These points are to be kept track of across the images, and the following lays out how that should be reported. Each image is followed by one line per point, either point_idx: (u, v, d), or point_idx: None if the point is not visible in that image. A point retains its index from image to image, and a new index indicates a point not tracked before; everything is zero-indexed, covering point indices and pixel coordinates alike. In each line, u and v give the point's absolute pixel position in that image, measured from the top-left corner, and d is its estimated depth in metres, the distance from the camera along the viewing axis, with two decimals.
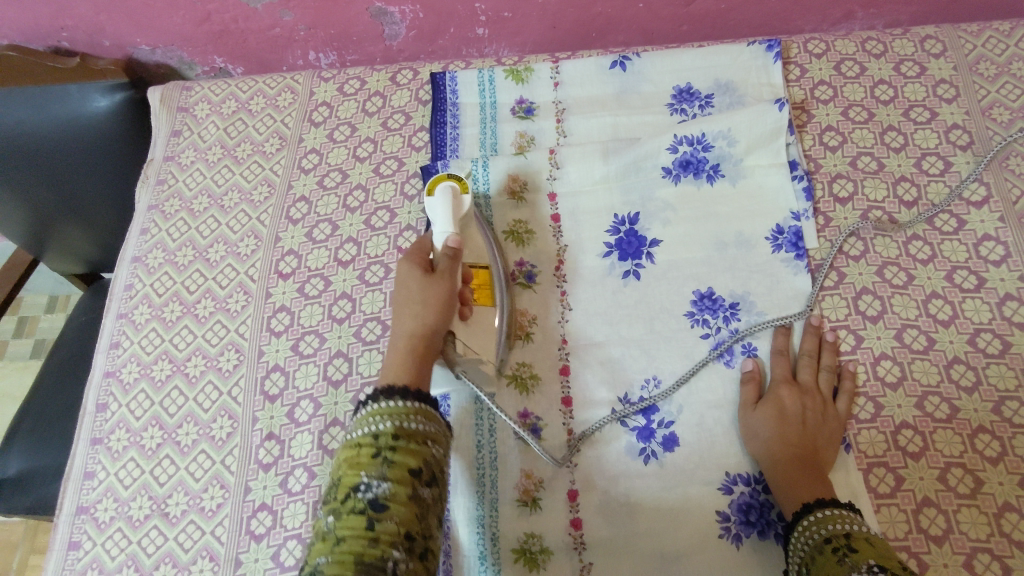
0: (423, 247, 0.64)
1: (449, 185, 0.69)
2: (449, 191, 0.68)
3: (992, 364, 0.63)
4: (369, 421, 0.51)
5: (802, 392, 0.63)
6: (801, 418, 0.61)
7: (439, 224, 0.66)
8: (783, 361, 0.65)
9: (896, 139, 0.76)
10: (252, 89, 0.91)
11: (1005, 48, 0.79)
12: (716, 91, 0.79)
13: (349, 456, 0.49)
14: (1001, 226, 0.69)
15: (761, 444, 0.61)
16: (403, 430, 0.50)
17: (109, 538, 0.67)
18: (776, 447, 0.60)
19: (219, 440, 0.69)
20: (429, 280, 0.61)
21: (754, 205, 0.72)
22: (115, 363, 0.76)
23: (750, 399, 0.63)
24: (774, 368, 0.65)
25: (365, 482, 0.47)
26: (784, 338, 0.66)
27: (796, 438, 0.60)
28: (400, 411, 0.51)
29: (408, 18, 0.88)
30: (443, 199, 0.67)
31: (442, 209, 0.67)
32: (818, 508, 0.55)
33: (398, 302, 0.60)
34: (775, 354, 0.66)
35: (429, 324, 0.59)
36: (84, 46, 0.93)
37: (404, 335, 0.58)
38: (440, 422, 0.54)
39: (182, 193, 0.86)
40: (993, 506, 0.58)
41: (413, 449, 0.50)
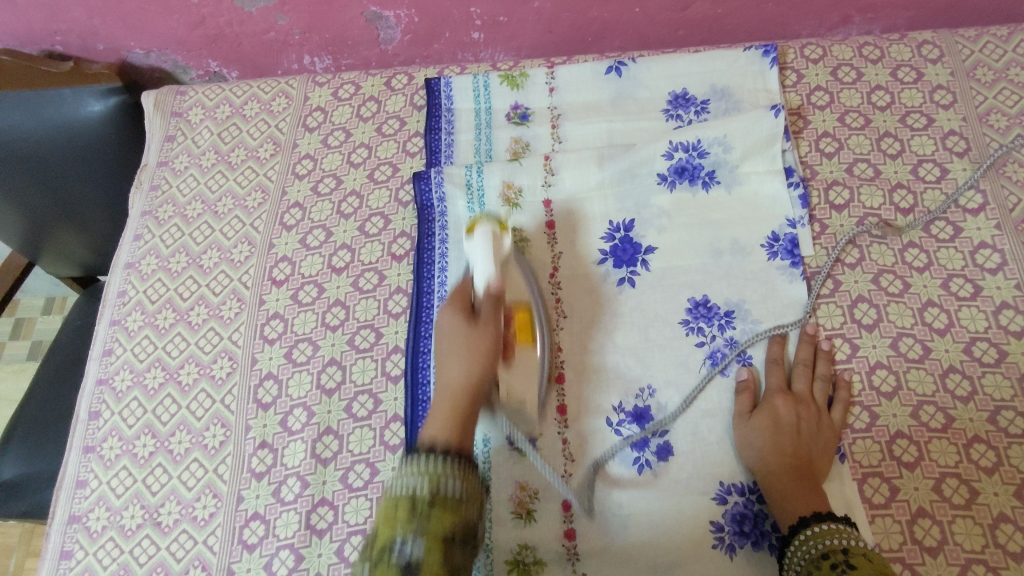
0: (465, 294, 0.65)
1: (488, 225, 0.64)
2: (489, 234, 0.63)
3: (988, 374, 0.63)
4: (408, 477, 0.50)
5: (799, 402, 0.63)
6: (797, 428, 0.61)
7: (479, 266, 0.63)
8: (777, 371, 0.65)
9: (892, 145, 0.75)
10: (247, 94, 0.91)
11: (1002, 53, 0.78)
12: (712, 97, 0.79)
13: (386, 513, 0.48)
14: (997, 234, 0.69)
15: (756, 454, 0.60)
16: (441, 491, 0.49)
17: (102, 548, 0.66)
18: (771, 459, 0.59)
19: (212, 449, 0.69)
20: (474, 328, 0.62)
21: (749, 212, 0.72)
22: (108, 371, 0.76)
23: (745, 408, 0.63)
24: (770, 377, 0.65)
25: (400, 541, 0.46)
26: (779, 346, 0.66)
27: (791, 448, 0.60)
28: (439, 469, 0.50)
29: (402, 23, 0.87)
30: (483, 242, 0.63)
31: (482, 255, 0.62)
32: (816, 522, 0.54)
33: (444, 354, 0.62)
34: (771, 362, 0.65)
35: (472, 375, 0.59)
36: (78, 50, 0.93)
37: (449, 387, 0.59)
38: (477, 480, 0.52)
39: (175, 199, 0.85)
40: (988, 517, 0.57)
41: (450, 511, 0.48)
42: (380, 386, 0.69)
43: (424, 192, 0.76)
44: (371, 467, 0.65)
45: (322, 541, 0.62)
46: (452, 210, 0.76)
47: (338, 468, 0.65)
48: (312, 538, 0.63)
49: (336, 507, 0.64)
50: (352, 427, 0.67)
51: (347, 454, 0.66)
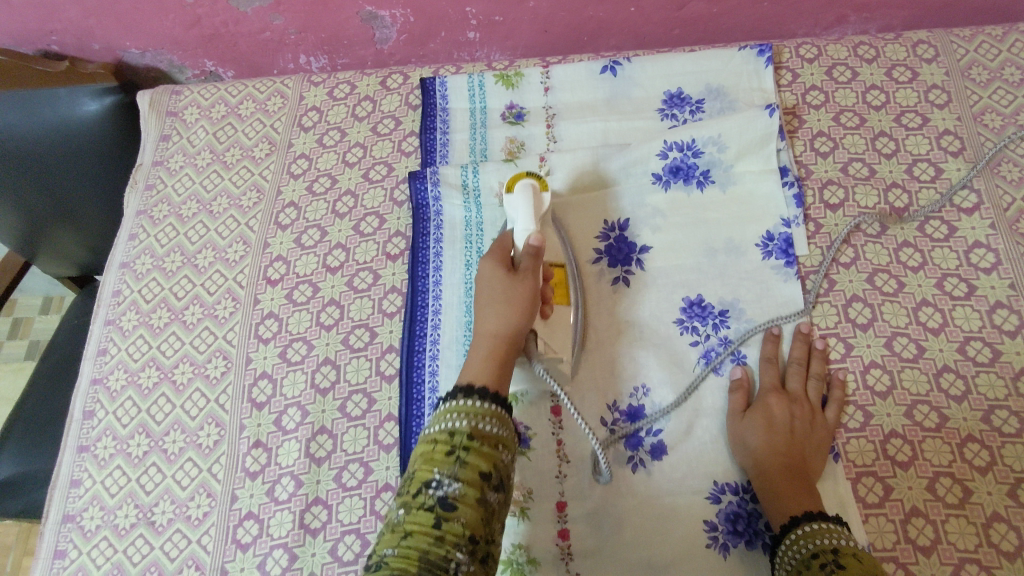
0: (504, 247, 0.63)
1: (529, 181, 0.67)
2: (529, 189, 0.66)
3: (982, 373, 0.63)
4: (446, 418, 0.51)
5: (792, 401, 0.63)
6: (790, 426, 0.61)
7: (520, 222, 0.64)
8: (770, 370, 0.65)
9: (887, 144, 0.75)
10: (242, 93, 0.91)
11: (997, 53, 0.78)
12: (707, 97, 0.79)
13: (425, 451, 0.49)
14: (992, 233, 0.69)
15: (749, 453, 0.60)
16: (478, 432, 0.50)
17: (95, 547, 0.66)
18: (763, 458, 0.59)
19: (207, 448, 0.69)
20: (513, 279, 0.60)
21: (745, 211, 0.72)
22: (102, 370, 0.76)
23: (738, 406, 0.63)
24: (763, 377, 0.65)
25: (437, 480, 0.47)
26: (773, 345, 0.66)
27: (785, 446, 0.60)
28: (478, 412, 0.51)
29: (398, 22, 0.87)
30: (523, 195, 0.65)
31: (522, 204, 0.65)
32: (807, 522, 0.54)
33: (483, 300, 0.60)
34: (765, 362, 0.65)
35: (510, 323, 0.58)
36: (74, 49, 0.93)
37: (487, 333, 0.58)
38: (513, 425, 0.53)
39: (170, 198, 0.85)
40: (982, 516, 0.57)
41: (486, 452, 0.49)
42: (374, 385, 0.69)
43: (419, 192, 0.76)
44: (365, 466, 0.65)
45: (316, 540, 0.62)
46: (447, 210, 0.76)
47: (332, 467, 0.65)
48: (306, 537, 0.63)
49: (330, 506, 0.64)
50: (347, 427, 0.67)
51: (341, 453, 0.66)
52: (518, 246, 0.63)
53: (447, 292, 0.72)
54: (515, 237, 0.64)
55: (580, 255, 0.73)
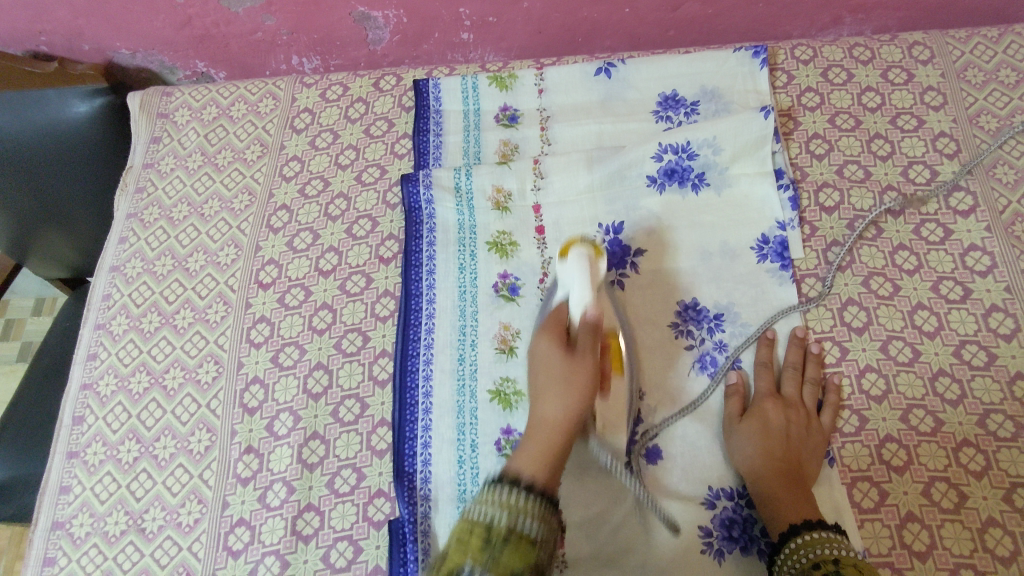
0: (561, 319, 0.60)
1: (581, 250, 0.61)
2: (584, 256, 0.60)
3: (978, 377, 0.63)
4: (487, 505, 0.47)
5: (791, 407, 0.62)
6: (789, 434, 0.60)
7: (575, 293, 0.59)
8: (766, 375, 0.64)
9: (883, 147, 0.75)
10: (234, 95, 0.90)
11: (993, 55, 0.78)
12: (702, 98, 0.78)
13: (459, 535, 0.46)
14: (987, 235, 0.69)
15: (747, 460, 0.60)
16: (519, 530, 0.46)
17: (85, 554, 0.66)
18: (761, 466, 0.59)
19: (198, 454, 0.68)
20: (572, 359, 0.56)
21: (740, 214, 0.72)
22: (92, 375, 0.75)
23: (737, 412, 0.63)
24: (758, 381, 0.64)
25: (467, 571, 0.44)
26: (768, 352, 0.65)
27: (784, 453, 0.59)
28: (521, 504, 0.47)
29: (391, 23, 0.86)
30: (577, 262, 0.60)
31: (579, 278, 0.59)
32: (807, 530, 0.54)
33: (540, 380, 0.57)
34: (761, 366, 0.65)
35: (571, 413, 0.54)
36: (64, 50, 0.92)
37: (547, 420, 0.54)
38: (555, 520, 0.49)
39: (161, 201, 0.85)
40: (977, 521, 0.57)
41: (523, 550, 0.45)
42: (367, 390, 0.68)
43: (412, 194, 0.76)
44: (358, 472, 0.65)
45: (308, 547, 0.62)
46: (440, 212, 0.75)
47: (324, 473, 0.65)
48: (298, 544, 0.62)
49: (322, 512, 0.63)
50: (339, 433, 0.67)
51: (333, 458, 0.65)
52: (573, 319, 0.59)
53: (440, 295, 0.71)
54: (571, 309, 0.59)
55: None
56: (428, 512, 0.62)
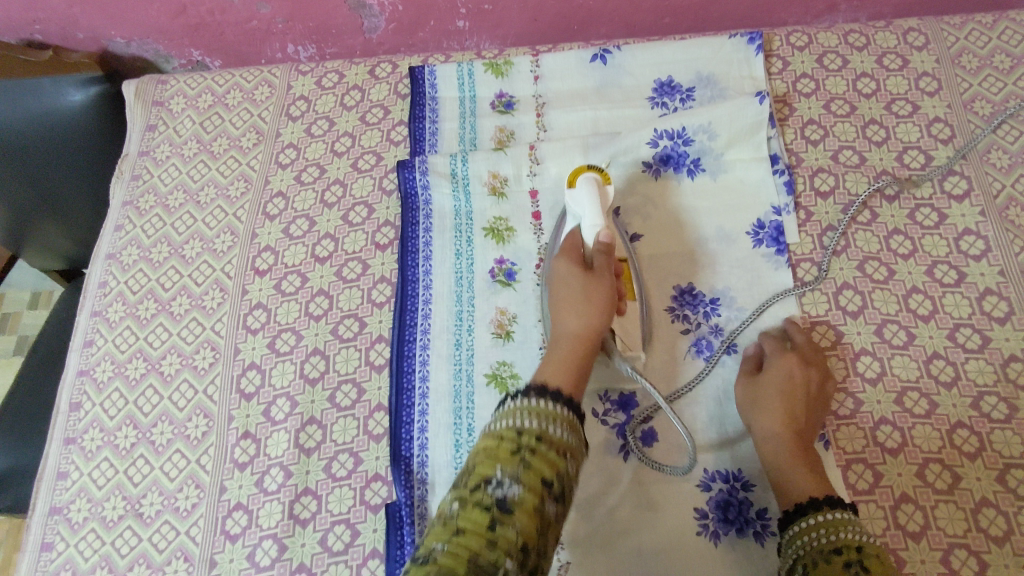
0: (576, 243, 0.63)
1: (591, 176, 0.65)
2: (593, 182, 0.64)
3: (971, 359, 0.63)
4: (513, 417, 0.48)
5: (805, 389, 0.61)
6: (802, 416, 0.59)
7: (587, 219, 0.63)
8: (782, 356, 0.62)
9: (878, 132, 0.75)
10: (229, 83, 0.90)
11: (987, 41, 0.78)
12: (697, 85, 0.78)
13: (488, 448, 0.47)
14: (981, 220, 0.69)
15: (763, 445, 0.59)
16: (547, 435, 0.47)
17: (83, 539, 0.66)
18: (776, 452, 0.58)
19: (195, 439, 0.68)
20: (590, 278, 0.60)
21: (735, 199, 0.72)
22: (88, 362, 0.75)
23: (751, 395, 0.61)
24: (773, 362, 0.62)
25: (498, 479, 0.44)
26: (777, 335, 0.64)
27: (797, 436, 0.58)
28: (549, 415, 0.49)
29: (387, 11, 0.86)
30: (585, 186, 0.64)
31: (589, 201, 0.63)
32: (825, 508, 0.52)
33: (559, 300, 0.60)
34: (774, 348, 0.63)
35: (592, 326, 0.58)
36: (58, 39, 0.92)
37: (571, 333, 0.58)
38: (580, 435, 0.50)
39: (157, 189, 0.85)
40: (970, 502, 0.57)
41: (551, 457, 0.46)
42: (363, 375, 0.68)
43: (408, 180, 0.76)
44: (355, 456, 0.65)
45: (306, 531, 0.62)
46: (437, 199, 0.75)
47: (321, 457, 0.65)
48: (295, 527, 0.62)
49: (320, 496, 0.63)
50: (336, 417, 0.67)
51: (330, 443, 0.66)
52: (589, 243, 0.63)
53: (437, 281, 0.71)
54: (585, 233, 0.63)
55: None
56: (425, 495, 0.62)
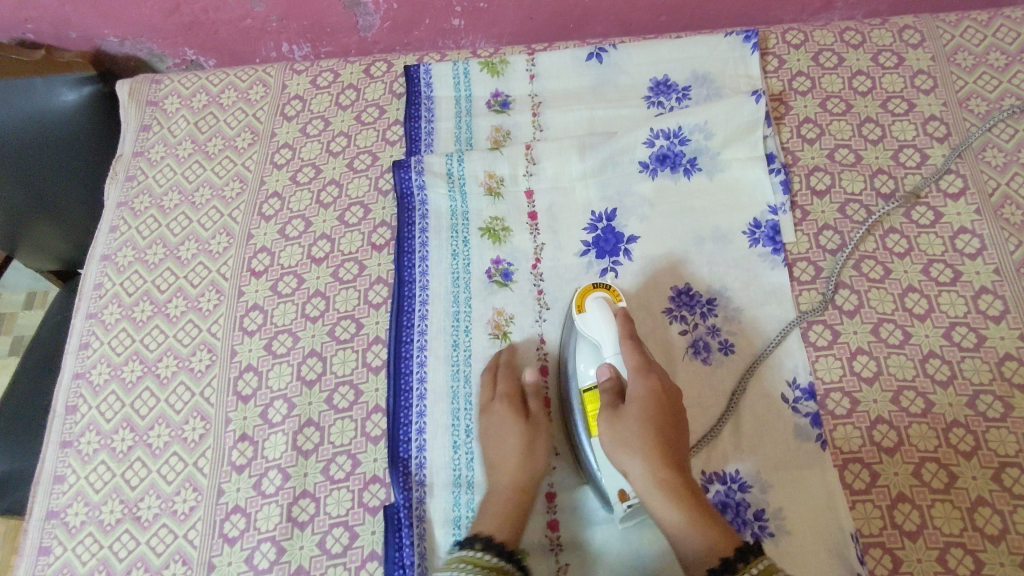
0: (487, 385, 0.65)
1: (602, 296, 0.63)
2: (605, 304, 0.62)
3: (967, 358, 0.63)
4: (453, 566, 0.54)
5: (667, 410, 0.56)
6: (671, 440, 0.55)
7: (605, 342, 0.60)
8: (644, 379, 0.57)
9: (874, 130, 0.75)
10: (224, 82, 0.89)
11: (982, 38, 0.78)
12: (693, 84, 0.78)
13: None
14: (977, 218, 0.69)
15: (641, 480, 0.53)
16: None
17: (81, 543, 0.66)
18: (655, 489, 0.52)
19: (192, 442, 0.68)
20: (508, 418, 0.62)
21: (732, 199, 0.72)
22: (84, 365, 0.75)
23: (618, 434, 0.55)
24: (637, 385, 0.57)
25: None
26: (634, 353, 0.59)
27: (673, 464, 0.53)
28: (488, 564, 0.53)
29: (382, 9, 0.86)
30: (599, 311, 0.61)
31: (606, 328, 0.61)
32: (743, 566, 0.46)
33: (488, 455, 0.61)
34: (633, 370, 0.58)
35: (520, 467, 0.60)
36: (51, 38, 0.91)
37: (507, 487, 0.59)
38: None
39: (152, 189, 0.84)
40: (966, 500, 0.58)
41: None
42: (361, 376, 0.68)
43: (404, 180, 0.75)
44: (353, 459, 0.65)
45: (304, 533, 0.62)
46: (433, 199, 0.75)
47: (319, 460, 0.65)
48: (294, 530, 0.62)
49: (318, 499, 0.63)
50: (334, 419, 0.67)
51: (328, 445, 0.65)
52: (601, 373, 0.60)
53: (434, 281, 0.71)
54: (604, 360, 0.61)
55: (567, 246, 0.72)
56: (423, 497, 0.62)
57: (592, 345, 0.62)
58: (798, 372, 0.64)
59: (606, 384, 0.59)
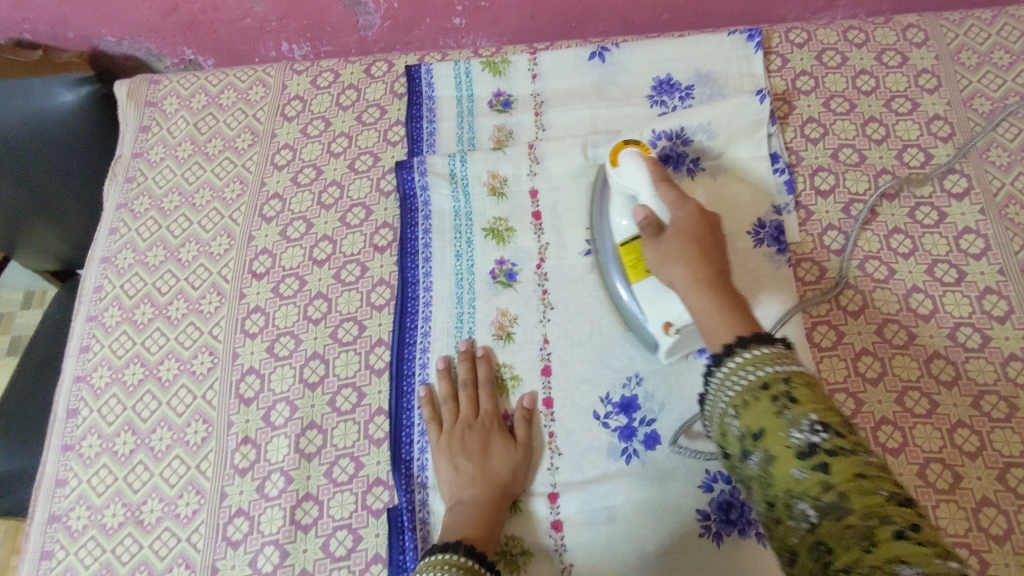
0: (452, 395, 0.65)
1: (634, 151, 0.63)
2: (637, 157, 0.63)
3: (972, 359, 0.63)
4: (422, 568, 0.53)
5: (708, 233, 0.58)
6: (714, 255, 0.57)
7: (643, 189, 0.61)
8: (684, 211, 0.59)
9: (877, 130, 0.75)
10: (223, 82, 0.89)
11: (986, 37, 0.78)
12: (696, 83, 0.78)
13: None
14: (981, 218, 0.69)
15: (685, 286, 0.56)
16: None
17: (83, 547, 0.65)
18: (697, 288, 0.55)
19: (194, 445, 0.68)
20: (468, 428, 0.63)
21: (735, 199, 0.71)
22: (85, 368, 0.74)
23: (659, 254, 0.58)
24: (676, 210, 0.59)
25: None
26: (670, 191, 0.60)
27: (717, 274, 0.55)
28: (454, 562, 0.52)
29: (382, 8, 0.85)
30: (633, 163, 0.62)
31: (641, 175, 0.62)
32: (756, 346, 0.47)
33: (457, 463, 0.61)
34: (671, 205, 0.59)
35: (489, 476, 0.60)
36: (49, 38, 0.90)
37: (482, 495, 0.59)
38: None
39: (152, 191, 0.84)
40: (971, 501, 0.58)
41: None
42: (364, 379, 0.68)
43: (406, 181, 0.75)
44: (356, 461, 0.64)
45: (308, 536, 0.62)
46: (435, 200, 0.75)
47: (322, 462, 0.65)
48: (297, 533, 0.62)
49: (321, 502, 0.63)
50: (336, 422, 0.66)
51: (331, 448, 0.65)
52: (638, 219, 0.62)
53: (437, 283, 0.71)
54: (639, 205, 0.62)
55: (571, 247, 0.71)
56: (426, 499, 0.62)
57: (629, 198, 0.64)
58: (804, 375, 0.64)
59: (642, 219, 0.60)
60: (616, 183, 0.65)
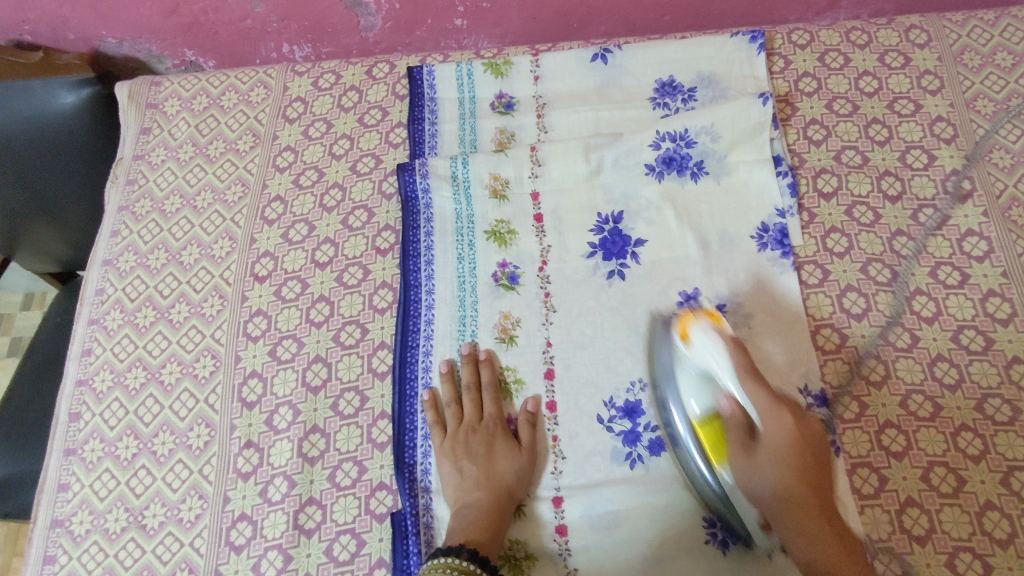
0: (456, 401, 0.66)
1: (709, 330, 0.58)
2: (716, 340, 0.57)
3: (975, 361, 0.63)
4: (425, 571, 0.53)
5: (805, 450, 0.54)
6: (812, 478, 0.54)
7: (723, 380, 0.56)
8: (778, 419, 0.54)
9: (880, 132, 0.75)
10: (224, 84, 0.88)
11: (989, 38, 0.78)
12: (699, 85, 0.77)
13: None
14: (985, 221, 0.69)
15: (783, 514, 0.53)
16: None
17: (86, 552, 0.65)
18: (797, 515, 0.53)
19: (197, 449, 0.68)
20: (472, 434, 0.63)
21: (738, 202, 0.71)
22: (87, 371, 0.74)
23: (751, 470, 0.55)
24: (769, 418, 0.54)
25: None
26: (760, 391, 0.55)
27: (814, 503, 0.53)
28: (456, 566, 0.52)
29: (383, 10, 0.85)
30: (711, 343, 0.58)
31: (720, 359, 0.57)
32: None
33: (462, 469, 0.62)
34: (760, 410, 0.55)
35: (492, 480, 0.60)
36: (48, 39, 0.90)
37: (486, 499, 0.59)
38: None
39: (153, 194, 0.83)
40: (975, 505, 0.58)
41: None
42: (366, 382, 0.68)
43: (408, 184, 0.75)
44: (360, 465, 0.64)
45: (311, 541, 0.62)
46: (437, 202, 0.75)
47: (325, 466, 0.65)
48: (300, 537, 0.62)
49: (324, 506, 0.63)
50: (339, 426, 0.66)
51: (334, 452, 0.65)
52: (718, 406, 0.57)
53: (440, 286, 0.71)
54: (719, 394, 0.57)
55: (573, 249, 0.71)
56: (430, 503, 0.62)
57: (702, 379, 0.59)
58: (809, 379, 0.63)
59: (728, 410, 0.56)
60: (688, 361, 0.60)
